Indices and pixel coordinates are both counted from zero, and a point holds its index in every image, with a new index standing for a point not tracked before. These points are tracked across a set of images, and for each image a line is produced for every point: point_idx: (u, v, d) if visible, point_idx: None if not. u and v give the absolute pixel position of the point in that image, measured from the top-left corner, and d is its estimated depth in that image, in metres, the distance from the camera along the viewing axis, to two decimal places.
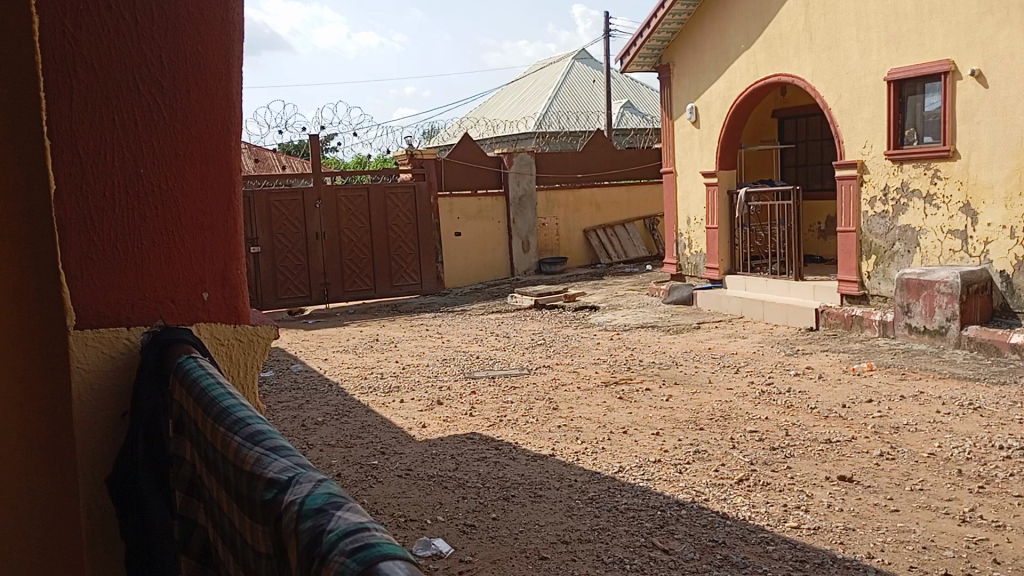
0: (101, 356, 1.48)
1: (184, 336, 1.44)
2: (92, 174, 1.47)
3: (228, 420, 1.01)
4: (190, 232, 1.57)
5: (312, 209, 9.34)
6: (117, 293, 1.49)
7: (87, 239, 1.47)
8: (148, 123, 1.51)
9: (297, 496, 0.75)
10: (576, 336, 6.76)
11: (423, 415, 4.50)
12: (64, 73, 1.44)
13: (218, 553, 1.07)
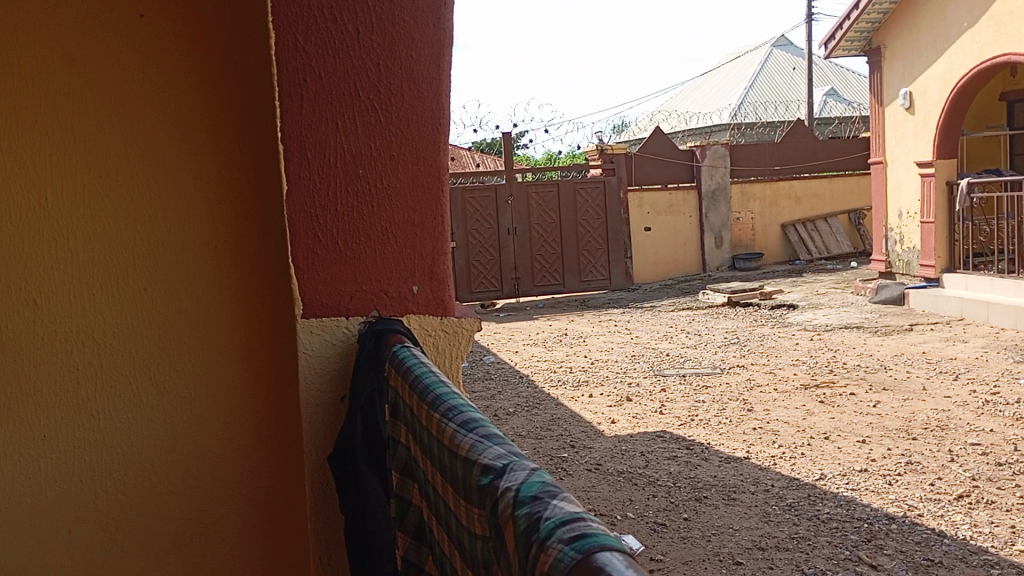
0: (325, 343, 1.59)
1: (397, 327, 1.54)
2: (318, 175, 1.57)
3: (443, 407, 1.06)
4: (402, 227, 1.62)
5: (504, 205, 9.57)
6: (339, 286, 1.59)
7: (313, 236, 1.57)
8: (367, 126, 1.58)
9: (513, 483, 0.77)
10: (772, 336, 6.49)
11: (613, 410, 4.51)
12: (296, 83, 1.55)
13: (433, 532, 1.12)
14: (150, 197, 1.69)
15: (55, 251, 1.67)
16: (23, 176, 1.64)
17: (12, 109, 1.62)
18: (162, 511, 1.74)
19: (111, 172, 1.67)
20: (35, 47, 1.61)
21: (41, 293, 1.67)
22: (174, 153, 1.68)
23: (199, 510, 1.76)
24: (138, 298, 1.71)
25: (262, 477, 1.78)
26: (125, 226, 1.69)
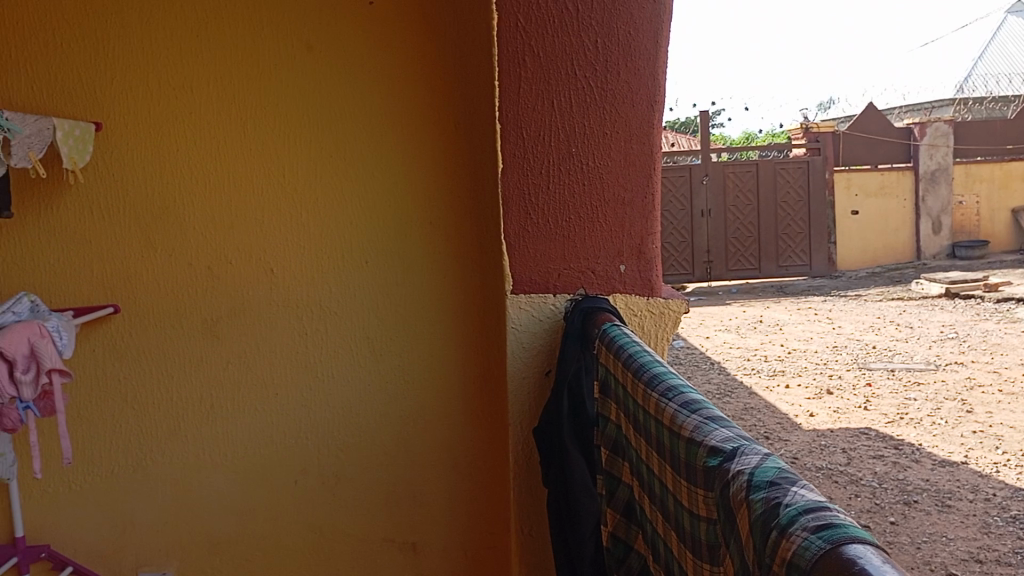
0: (532, 319, 1.61)
1: (605, 306, 1.54)
2: (533, 153, 1.57)
3: (662, 387, 1.05)
4: (612, 205, 1.60)
5: (699, 185, 9.22)
6: (548, 262, 1.60)
7: (525, 214, 1.59)
8: (582, 104, 1.56)
9: (746, 467, 0.75)
10: (997, 333, 5.92)
11: (811, 403, 4.30)
12: (515, 62, 1.55)
13: (644, 509, 1.12)
14: (373, 174, 1.80)
15: (290, 225, 1.82)
16: (265, 156, 1.80)
17: (256, 96, 1.78)
18: (377, 469, 1.88)
19: (339, 152, 1.79)
20: (276, 39, 1.76)
21: (278, 264, 1.83)
22: (394, 133, 1.78)
23: (410, 472, 1.88)
24: (360, 269, 1.83)
25: (469, 446, 1.87)
26: (351, 202, 1.81)
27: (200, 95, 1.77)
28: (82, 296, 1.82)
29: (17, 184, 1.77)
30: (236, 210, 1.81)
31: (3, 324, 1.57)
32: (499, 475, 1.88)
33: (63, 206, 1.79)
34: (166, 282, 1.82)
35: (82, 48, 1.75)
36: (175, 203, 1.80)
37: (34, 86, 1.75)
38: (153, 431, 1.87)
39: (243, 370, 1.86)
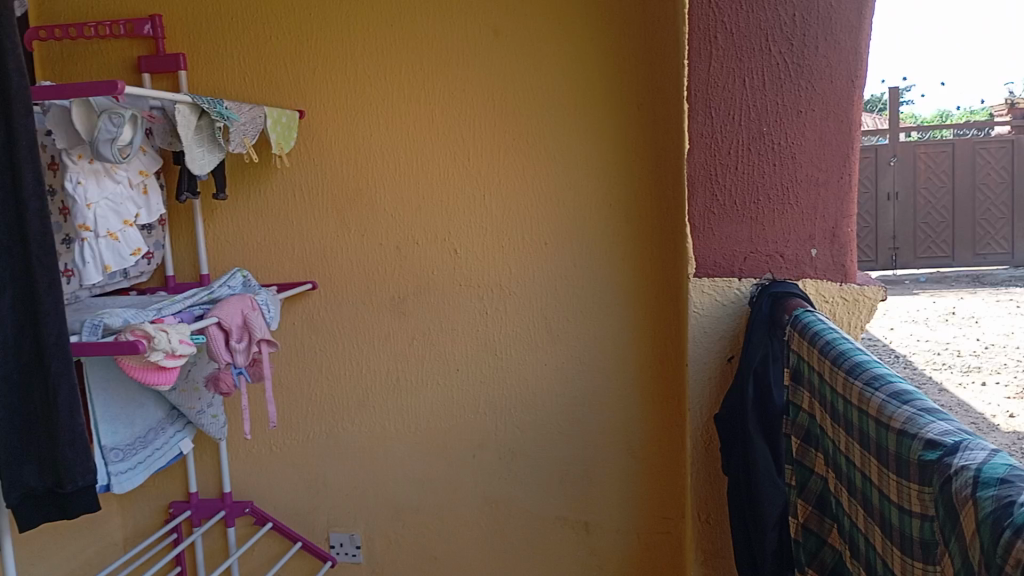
0: (715, 303, 1.58)
1: (795, 291, 1.48)
2: (721, 133, 1.54)
3: (867, 376, 1.00)
4: (804, 186, 1.53)
5: (884, 166, 8.19)
6: (733, 244, 1.57)
7: (712, 194, 1.56)
8: (775, 81, 1.50)
9: (971, 463, 0.70)
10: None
11: (1012, 403, 3.94)
12: (706, 40, 1.51)
13: (842, 503, 1.08)
14: (554, 156, 1.82)
15: (474, 207, 1.87)
16: (451, 140, 1.86)
17: (445, 82, 1.84)
18: (553, 448, 1.91)
19: (522, 134, 1.82)
20: (464, 26, 1.81)
21: (461, 244, 1.89)
22: (576, 115, 1.79)
23: (585, 453, 1.90)
24: (539, 250, 1.86)
25: (644, 429, 1.86)
26: (532, 185, 1.84)
27: (393, 82, 1.86)
28: (285, 273, 1.97)
29: (233, 168, 1.94)
30: (423, 192, 1.88)
31: (220, 296, 1.72)
32: (675, 461, 1.86)
33: (270, 189, 1.95)
34: (358, 260, 1.93)
35: (289, 41, 1.88)
36: (367, 185, 1.90)
37: (248, 80, 1.91)
38: (345, 400, 1.99)
39: (426, 346, 1.94)
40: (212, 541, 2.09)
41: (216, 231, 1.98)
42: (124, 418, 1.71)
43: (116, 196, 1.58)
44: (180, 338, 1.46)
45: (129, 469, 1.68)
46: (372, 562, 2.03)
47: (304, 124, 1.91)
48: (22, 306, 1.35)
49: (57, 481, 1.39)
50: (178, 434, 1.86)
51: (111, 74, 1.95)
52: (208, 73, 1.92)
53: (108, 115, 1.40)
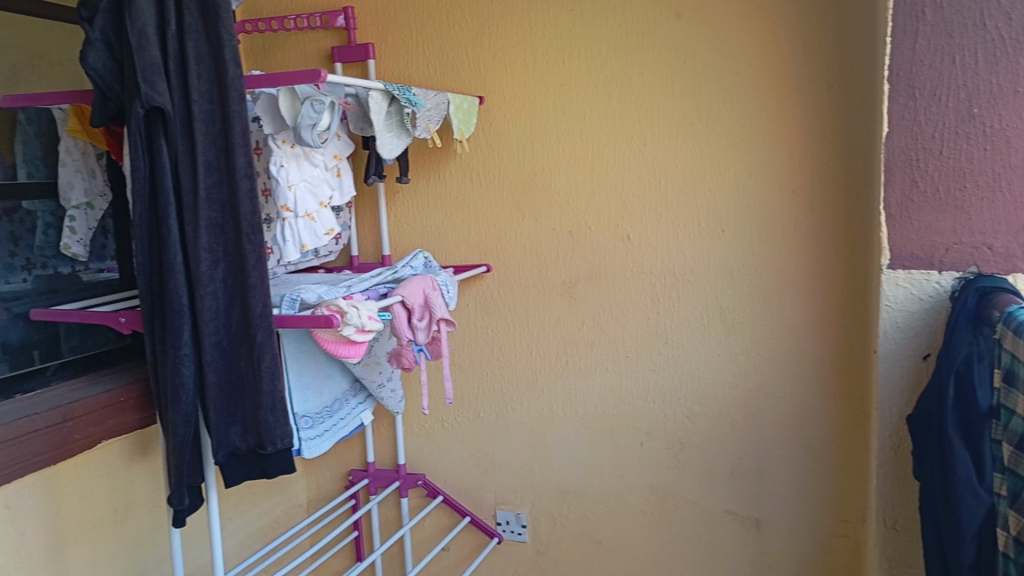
0: (910, 297, 1.50)
1: (1006, 286, 1.36)
2: (925, 115, 1.43)
3: None
4: (1020, 173, 1.39)
5: None
6: (934, 234, 1.46)
7: (911, 180, 1.46)
8: (989, 59, 1.38)
9: None
10: None
11: None
12: (912, 15, 1.42)
13: None
14: (734, 141, 1.76)
15: (649, 192, 1.85)
16: (628, 124, 1.84)
17: (624, 66, 1.82)
18: (724, 441, 1.87)
19: (702, 119, 1.78)
20: (646, 9, 1.78)
21: (635, 231, 1.87)
22: (760, 98, 1.73)
23: (758, 447, 1.84)
24: (716, 237, 1.81)
25: (824, 427, 1.78)
26: (712, 170, 1.79)
27: (571, 67, 1.86)
28: (462, 255, 2.03)
29: (416, 154, 2.02)
30: (598, 178, 1.88)
31: (403, 276, 1.79)
32: (856, 462, 1.77)
33: (449, 174, 2.00)
34: (532, 245, 1.96)
35: (471, 28, 1.92)
36: (542, 170, 1.92)
37: (432, 68, 1.97)
38: (515, 381, 2.03)
39: (597, 331, 1.94)
40: (387, 510, 2.19)
41: (398, 213, 2.07)
42: (314, 388, 1.82)
43: (314, 179, 1.66)
44: (369, 315, 1.52)
45: (318, 437, 1.78)
46: (538, 541, 2.07)
47: (483, 110, 1.95)
48: (235, 280, 1.49)
49: (259, 442, 1.50)
50: (360, 406, 1.96)
51: (307, 64, 2.06)
52: (395, 61, 2.00)
53: (310, 102, 1.50)
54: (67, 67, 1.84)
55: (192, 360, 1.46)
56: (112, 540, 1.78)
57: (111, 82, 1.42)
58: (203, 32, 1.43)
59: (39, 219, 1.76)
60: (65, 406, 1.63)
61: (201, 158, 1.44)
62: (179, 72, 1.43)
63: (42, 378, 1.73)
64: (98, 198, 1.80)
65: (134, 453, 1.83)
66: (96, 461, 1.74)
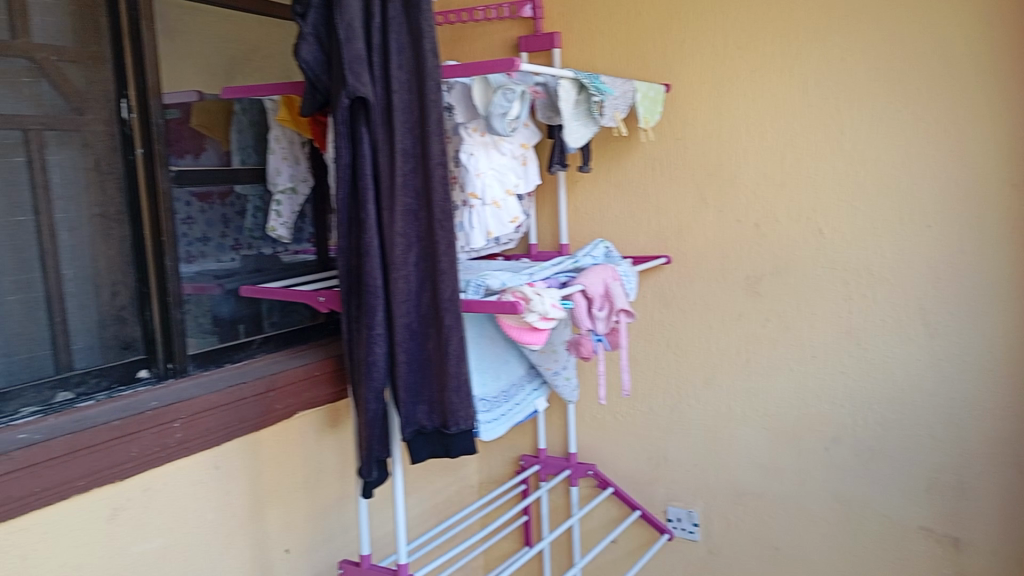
0: None
1: None
2: None
3: None
4: None
5: None
6: None
7: None
8: None
9: None
10: None
11: None
12: None
13: None
14: (946, 131, 1.64)
15: (845, 184, 1.75)
16: (824, 113, 1.75)
17: (822, 52, 1.73)
18: (920, 452, 1.74)
19: (908, 106, 1.66)
20: None
21: (827, 225, 1.78)
22: (977, 85, 1.60)
23: (959, 462, 1.71)
24: (920, 234, 1.68)
25: None
26: (918, 162, 1.67)
27: (765, 53, 1.79)
28: (640, 246, 2.01)
29: (598, 143, 2.01)
30: (788, 169, 1.80)
31: (584, 266, 1.78)
32: None
33: (631, 163, 1.98)
34: (715, 237, 1.90)
35: (658, 14, 1.89)
36: (729, 160, 1.86)
37: (618, 57, 1.95)
38: (691, 376, 1.99)
39: (782, 329, 1.86)
40: (557, 498, 2.21)
41: (577, 202, 2.07)
42: (492, 372, 1.86)
43: (502, 168, 1.70)
44: (553, 302, 1.53)
45: (494, 420, 1.82)
46: (710, 541, 2.02)
47: (669, 98, 1.91)
48: (427, 264, 1.53)
49: (444, 422, 1.55)
50: (535, 392, 1.97)
51: (493, 54, 2.10)
52: (581, 51, 2.00)
53: (502, 91, 1.52)
54: (277, 60, 1.97)
55: (384, 339, 1.53)
56: (304, 506, 1.90)
57: (320, 73, 1.52)
58: (405, 24, 1.48)
59: (250, 203, 1.91)
60: (269, 376, 1.78)
61: (399, 146, 1.49)
62: (381, 63, 1.49)
63: (249, 351, 1.87)
64: (301, 183, 1.92)
65: (325, 425, 1.94)
66: (293, 432, 1.86)
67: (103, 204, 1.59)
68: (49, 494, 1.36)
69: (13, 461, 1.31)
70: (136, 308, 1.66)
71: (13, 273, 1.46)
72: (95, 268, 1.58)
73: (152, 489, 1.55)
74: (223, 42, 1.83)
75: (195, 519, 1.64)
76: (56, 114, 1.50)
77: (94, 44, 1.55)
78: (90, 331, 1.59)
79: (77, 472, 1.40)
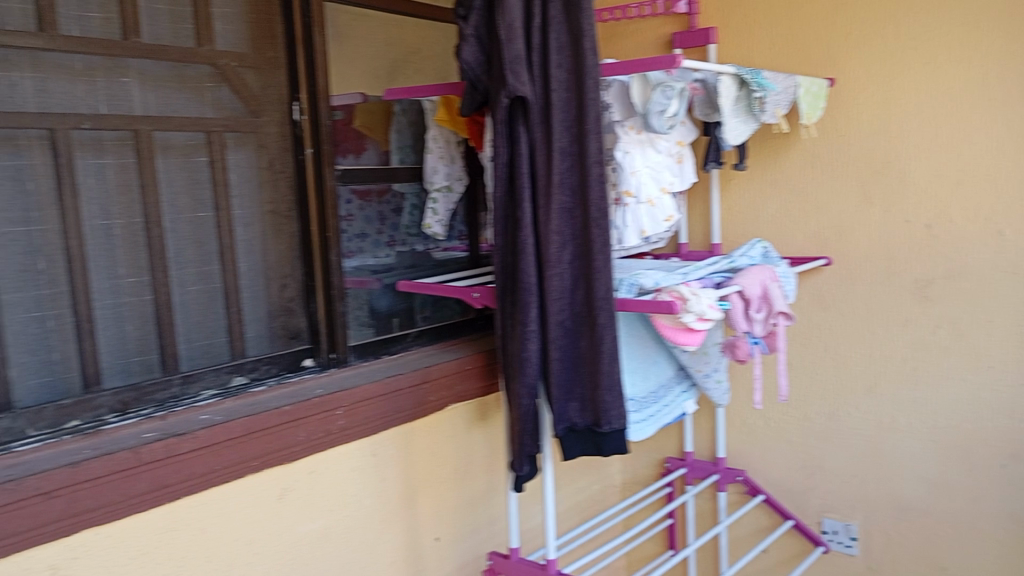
0: None
1: None
2: None
3: None
4: None
5: None
6: None
7: None
8: None
9: None
10: None
11: None
12: None
13: None
14: None
15: None
16: (1008, 105, 1.62)
17: (1008, 39, 1.61)
18: None
19: None
20: None
21: (1009, 225, 1.65)
22: None
23: None
24: None
25: None
26: None
27: (941, 42, 1.68)
28: (799, 246, 1.93)
29: (754, 139, 1.95)
30: (965, 165, 1.68)
31: (740, 266, 1.72)
32: None
33: (790, 161, 1.91)
34: (881, 237, 1.81)
35: (822, 5, 1.81)
36: (898, 156, 1.76)
37: (777, 50, 1.89)
38: (851, 383, 1.90)
39: (955, 336, 1.74)
40: (703, 503, 2.16)
41: (730, 201, 2.02)
42: (641, 372, 1.84)
43: (658, 165, 1.67)
44: (710, 303, 1.49)
45: (642, 421, 1.79)
46: (869, 557, 1.93)
47: (833, 92, 1.83)
48: (582, 263, 1.53)
49: (596, 421, 1.54)
50: (684, 394, 1.93)
51: (646, 51, 2.08)
52: (738, 45, 1.95)
53: (661, 88, 1.50)
54: (435, 61, 2.02)
55: (538, 336, 1.54)
56: (454, 498, 1.94)
57: (480, 74, 1.55)
58: (565, 23, 1.48)
59: (407, 201, 1.97)
60: (423, 370, 1.83)
61: (557, 145, 1.50)
62: (540, 62, 1.50)
63: (404, 344, 1.93)
64: (456, 181, 1.97)
65: (474, 419, 1.98)
66: (444, 424, 1.91)
67: (275, 202, 1.69)
68: (226, 472, 1.45)
69: (195, 440, 1.40)
70: (304, 300, 1.75)
71: (195, 266, 1.58)
72: (266, 262, 1.69)
73: (316, 473, 1.63)
74: (386, 45, 1.89)
75: (354, 504, 1.71)
76: (236, 117, 1.60)
77: (270, 51, 1.64)
78: (261, 320, 1.69)
79: (251, 453, 1.49)
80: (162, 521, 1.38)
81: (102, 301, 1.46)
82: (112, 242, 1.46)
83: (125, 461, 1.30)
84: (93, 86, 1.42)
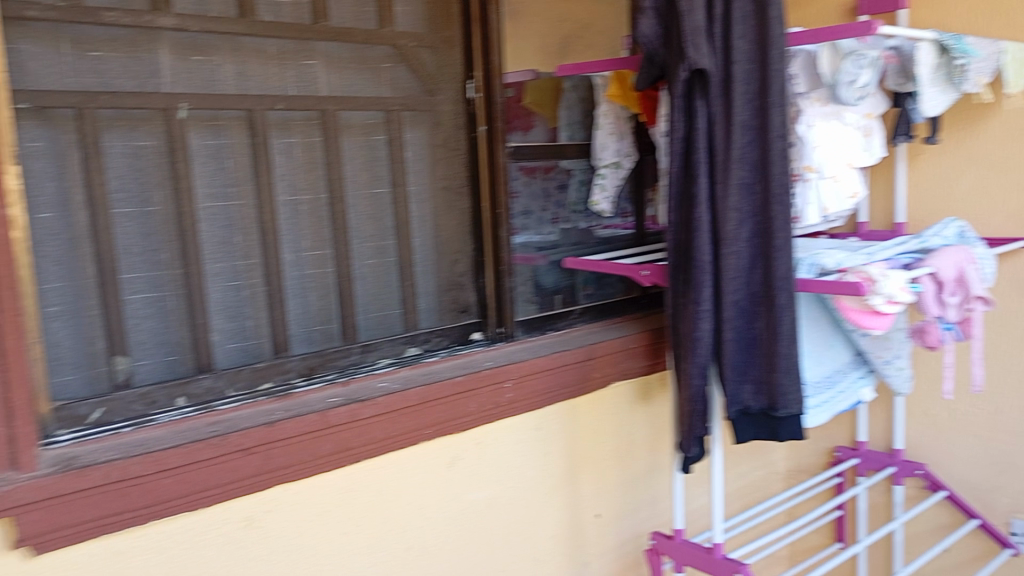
0: None
1: None
2: None
3: None
4: None
5: None
6: None
7: None
8: None
9: None
10: None
11: None
12: None
13: None
14: None
15: None
16: None
17: None
18: None
19: None
20: None
21: None
22: None
23: None
24: None
25: None
26: None
27: None
28: (996, 227, 1.79)
29: (949, 112, 1.82)
30: None
31: (932, 246, 1.61)
32: None
33: (988, 134, 1.77)
34: None
35: None
36: None
37: (977, 14, 1.75)
38: None
39: None
40: (877, 495, 2.06)
41: (917, 177, 1.90)
42: (816, 356, 1.77)
43: (845, 139, 1.58)
44: (902, 287, 1.40)
45: (816, 408, 1.70)
46: None
47: None
48: (761, 241, 1.48)
49: (771, 404, 1.49)
50: (861, 380, 1.84)
51: (826, 19, 1.99)
52: (930, 9, 1.82)
53: (853, 57, 1.48)
54: (605, 36, 2.00)
55: (711, 316, 1.50)
56: (616, 475, 1.94)
57: (656, 47, 1.52)
58: None
59: (575, 177, 1.97)
60: (589, 347, 1.84)
61: (738, 118, 1.45)
62: (722, 34, 1.45)
63: (569, 320, 1.94)
64: (626, 157, 1.94)
65: (637, 398, 1.97)
66: (608, 401, 1.91)
67: (448, 177, 1.74)
68: (402, 438, 1.51)
69: (377, 405, 1.47)
70: (474, 275, 1.78)
71: (373, 239, 1.65)
72: (437, 238, 1.75)
73: (485, 443, 1.67)
74: (557, 21, 1.89)
75: (520, 476, 1.74)
76: (413, 96, 1.66)
77: (446, 29, 1.67)
78: (431, 294, 1.76)
79: (425, 421, 1.54)
80: (345, 481, 1.45)
81: (290, 271, 1.55)
82: (299, 217, 1.55)
83: (312, 423, 1.38)
84: (284, 69, 1.50)
